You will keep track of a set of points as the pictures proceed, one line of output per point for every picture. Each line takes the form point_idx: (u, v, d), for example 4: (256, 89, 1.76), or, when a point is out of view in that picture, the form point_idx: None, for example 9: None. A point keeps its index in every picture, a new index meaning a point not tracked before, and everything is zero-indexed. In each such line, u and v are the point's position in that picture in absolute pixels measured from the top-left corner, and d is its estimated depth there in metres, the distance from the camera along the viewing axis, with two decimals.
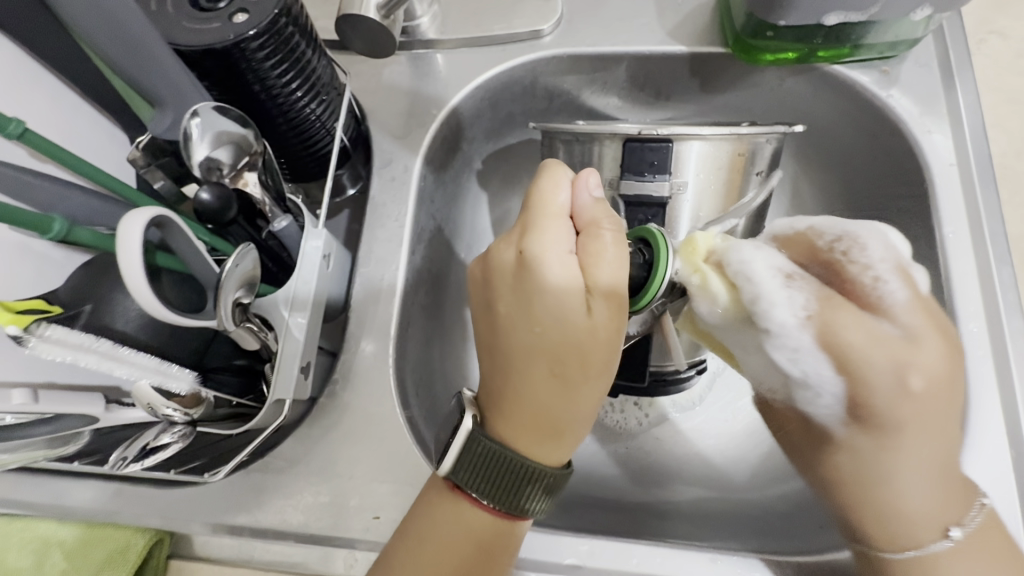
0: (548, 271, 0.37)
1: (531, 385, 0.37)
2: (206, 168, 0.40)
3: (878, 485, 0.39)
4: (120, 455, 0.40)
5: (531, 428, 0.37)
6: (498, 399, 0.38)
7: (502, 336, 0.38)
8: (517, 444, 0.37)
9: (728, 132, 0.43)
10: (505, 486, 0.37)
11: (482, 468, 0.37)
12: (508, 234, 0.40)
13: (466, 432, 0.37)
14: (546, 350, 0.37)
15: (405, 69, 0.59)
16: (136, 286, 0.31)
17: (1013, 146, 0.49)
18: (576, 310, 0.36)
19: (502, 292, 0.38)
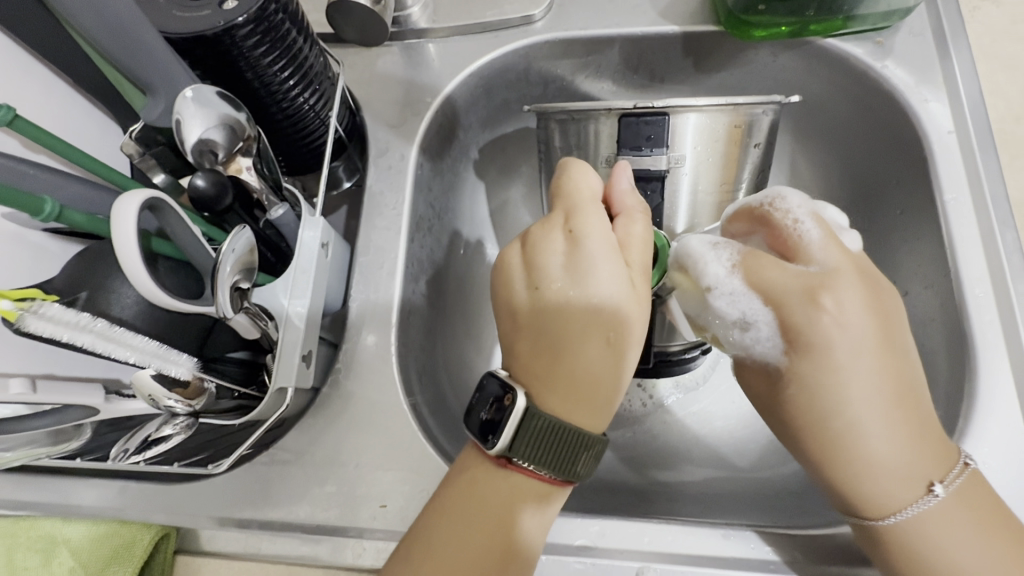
0: (598, 247, 0.38)
1: (584, 356, 0.37)
2: (198, 151, 0.40)
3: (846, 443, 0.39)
4: (122, 448, 0.41)
5: (579, 399, 0.37)
6: (551, 374, 0.38)
7: (549, 314, 0.38)
8: (567, 414, 0.37)
9: (724, 102, 0.43)
10: (564, 457, 0.37)
11: (541, 440, 0.36)
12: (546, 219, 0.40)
13: (521, 408, 0.36)
14: (598, 323, 0.37)
15: (398, 59, 0.59)
16: (132, 270, 0.30)
17: (1013, 112, 0.49)
18: (625, 285, 0.38)
19: (550, 272, 0.38)
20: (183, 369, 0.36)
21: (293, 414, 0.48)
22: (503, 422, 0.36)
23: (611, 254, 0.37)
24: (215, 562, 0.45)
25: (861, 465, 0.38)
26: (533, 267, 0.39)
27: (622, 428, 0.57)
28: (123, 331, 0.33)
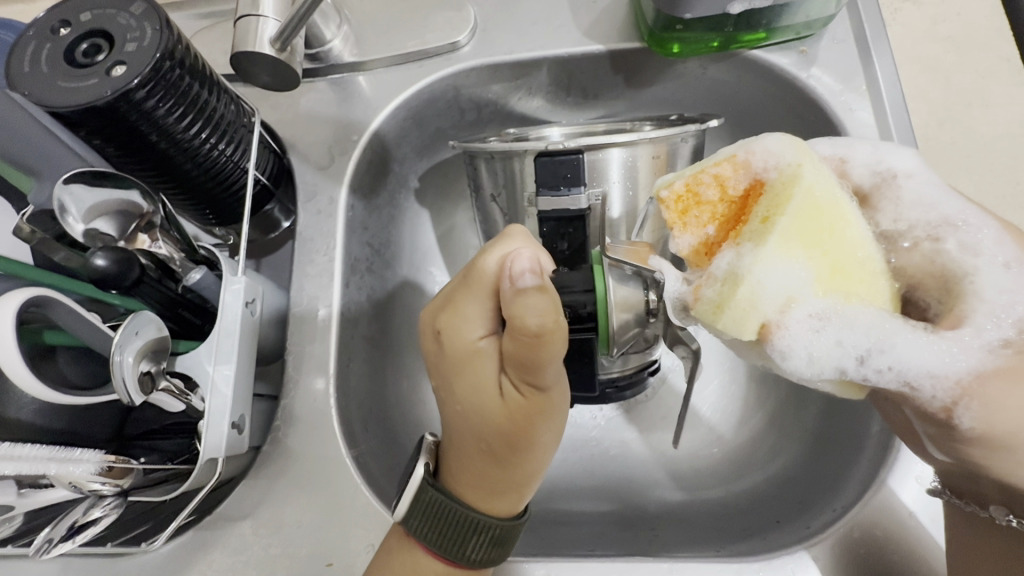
0: (459, 347, 0.37)
1: (464, 455, 0.39)
2: (90, 236, 0.39)
3: None
4: (46, 539, 0.38)
5: (476, 484, 0.39)
6: (446, 449, 0.41)
7: (438, 400, 0.41)
8: (462, 489, 0.39)
9: (638, 138, 0.42)
10: (454, 537, 0.38)
11: (432, 519, 0.38)
12: (437, 302, 0.40)
13: (418, 480, 0.38)
14: (472, 423, 0.38)
15: (323, 95, 0.57)
16: (26, 380, 0.30)
17: (936, 116, 0.49)
18: (494, 389, 0.37)
19: (434, 364, 0.40)
20: (92, 464, 0.34)
21: (235, 474, 0.47)
22: (403, 495, 0.38)
23: (478, 350, 0.37)
24: None
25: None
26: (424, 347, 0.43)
27: (578, 453, 0.56)
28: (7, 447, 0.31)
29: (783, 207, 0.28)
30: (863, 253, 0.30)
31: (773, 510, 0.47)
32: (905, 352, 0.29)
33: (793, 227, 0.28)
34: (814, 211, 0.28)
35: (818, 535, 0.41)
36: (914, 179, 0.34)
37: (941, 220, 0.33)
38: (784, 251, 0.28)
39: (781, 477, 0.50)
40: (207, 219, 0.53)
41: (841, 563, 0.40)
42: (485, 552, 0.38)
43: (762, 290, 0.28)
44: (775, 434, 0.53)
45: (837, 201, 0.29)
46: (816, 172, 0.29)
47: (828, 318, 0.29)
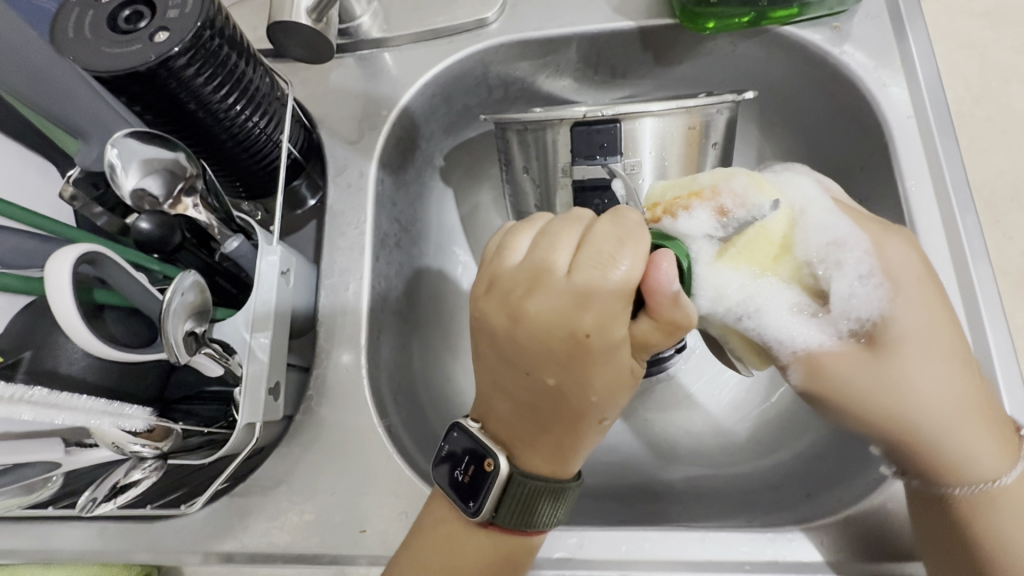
0: (604, 341, 0.34)
1: (566, 438, 0.38)
2: (137, 196, 0.40)
3: (932, 441, 0.38)
4: (90, 497, 0.39)
5: (569, 460, 0.39)
6: (524, 440, 0.38)
7: (536, 395, 0.37)
8: (555, 470, 0.39)
9: (677, 106, 0.42)
10: (540, 513, 0.38)
11: (527, 505, 0.38)
12: (552, 294, 0.34)
13: (507, 475, 0.37)
14: (585, 407, 0.37)
15: (351, 71, 0.57)
16: (77, 333, 0.30)
17: (971, 92, 0.48)
18: (623, 373, 0.36)
19: (549, 361, 0.35)
20: (140, 421, 0.35)
21: (269, 442, 0.48)
22: (489, 487, 0.38)
23: (620, 343, 0.35)
24: None
25: (966, 437, 0.37)
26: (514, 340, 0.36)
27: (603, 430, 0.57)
28: (65, 396, 0.30)
29: (738, 236, 0.36)
30: (795, 266, 0.37)
31: (802, 484, 0.47)
32: (781, 328, 0.38)
33: (743, 253, 0.36)
34: (765, 239, 0.36)
35: (850, 506, 0.41)
36: (823, 203, 0.38)
37: (839, 241, 0.37)
38: (728, 264, 0.36)
39: (810, 452, 0.50)
40: (237, 192, 0.53)
41: (875, 535, 0.40)
42: (558, 515, 0.39)
43: (704, 284, 0.36)
44: (803, 410, 0.52)
45: (792, 235, 0.37)
46: (773, 209, 0.37)
47: (740, 301, 0.37)
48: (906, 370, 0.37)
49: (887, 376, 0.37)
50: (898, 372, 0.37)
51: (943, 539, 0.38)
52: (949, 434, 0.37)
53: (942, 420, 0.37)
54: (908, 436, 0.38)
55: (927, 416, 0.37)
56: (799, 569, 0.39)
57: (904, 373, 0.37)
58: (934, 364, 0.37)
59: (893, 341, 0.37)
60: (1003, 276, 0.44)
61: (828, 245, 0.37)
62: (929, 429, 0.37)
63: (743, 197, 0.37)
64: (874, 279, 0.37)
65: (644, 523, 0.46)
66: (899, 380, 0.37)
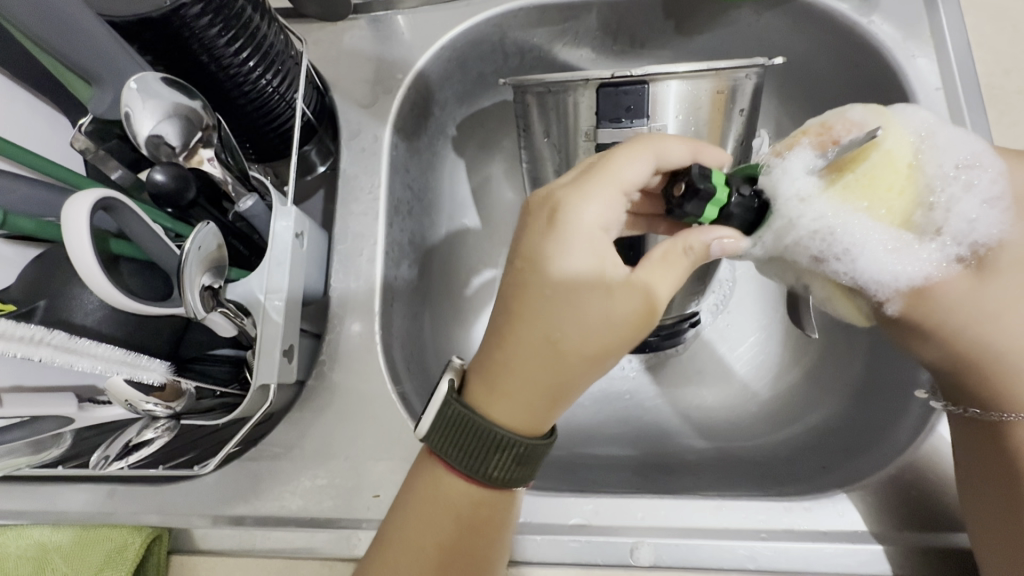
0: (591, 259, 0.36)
1: (530, 374, 0.36)
2: (152, 145, 0.39)
3: (1019, 367, 0.38)
4: (102, 455, 0.38)
5: (530, 407, 0.36)
6: (495, 368, 0.37)
7: (525, 306, 0.36)
8: (515, 413, 0.36)
9: (705, 68, 0.42)
10: (487, 456, 0.36)
11: (469, 440, 0.36)
12: (585, 199, 0.37)
13: (443, 395, 0.37)
14: (564, 341, 0.35)
15: (365, 33, 0.56)
16: (92, 280, 0.29)
17: (1001, 65, 0.48)
18: (610, 311, 0.36)
19: (553, 261, 0.36)
20: (156, 374, 0.35)
21: (280, 408, 0.47)
22: (427, 407, 0.37)
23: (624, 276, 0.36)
24: (210, 561, 0.44)
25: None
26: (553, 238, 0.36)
27: (614, 403, 0.57)
28: (85, 342, 0.31)
29: (860, 162, 0.37)
30: (915, 198, 0.38)
31: (816, 458, 0.47)
32: (878, 268, 0.39)
33: (860, 180, 0.37)
34: (889, 167, 0.37)
35: (866, 477, 0.41)
36: (948, 129, 0.39)
37: (966, 164, 0.39)
38: (837, 193, 0.37)
39: (822, 426, 0.50)
40: (247, 154, 0.52)
41: (894, 506, 0.40)
42: (505, 472, 0.36)
43: (816, 207, 0.38)
44: (817, 386, 0.52)
45: (911, 162, 0.38)
46: (887, 135, 0.37)
47: (851, 220, 0.38)
48: (1002, 292, 0.39)
49: (991, 299, 0.39)
50: (998, 291, 0.39)
51: (990, 497, 0.37)
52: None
53: None
54: (991, 355, 0.38)
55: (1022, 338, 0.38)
56: (816, 538, 0.39)
57: (1005, 298, 0.38)
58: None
59: (998, 263, 0.39)
60: None
61: (956, 167, 0.39)
62: (1021, 353, 0.38)
63: (860, 125, 0.38)
64: (994, 205, 0.39)
65: (658, 492, 0.46)
66: (1007, 298, 0.38)
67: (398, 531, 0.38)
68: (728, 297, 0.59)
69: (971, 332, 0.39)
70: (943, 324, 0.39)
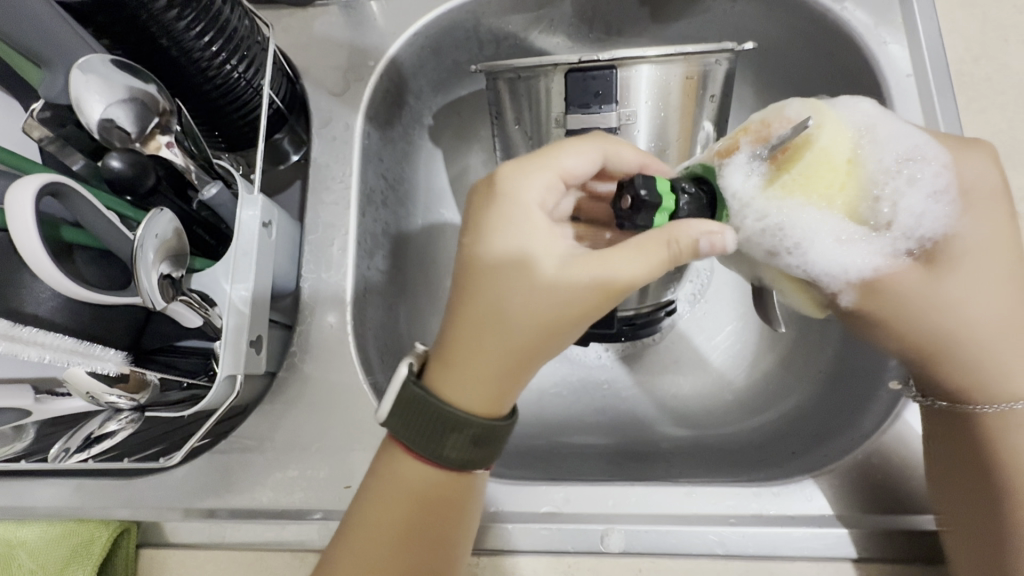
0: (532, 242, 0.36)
1: (481, 349, 0.36)
2: (104, 129, 0.38)
3: (987, 351, 0.38)
4: (62, 448, 0.39)
5: (483, 384, 0.36)
6: (450, 353, 0.37)
7: (474, 287, 0.36)
8: (470, 393, 0.36)
9: (674, 52, 0.42)
10: (442, 437, 0.36)
11: (419, 416, 0.36)
12: (518, 179, 0.36)
13: (401, 378, 0.36)
14: (513, 317, 0.35)
15: (337, 20, 0.55)
16: (41, 269, 0.29)
17: (971, 51, 0.48)
18: (559, 288, 0.35)
19: (496, 241, 0.36)
20: (112, 364, 0.35)
21: (250, 401, 0.47)
22: (387, 393, 0.37)
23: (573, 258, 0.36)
24: (181, 554, 0.43)
25: (1009, 353, 0.38)
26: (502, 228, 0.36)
27: (592, 392, 0.57)
28: (29, 331, 0.31)
29: (795, 162, 0.34)
30: (859, 192, 0.35)
31: (787, 444, 0.47)
32: (833, 263, 0.36)
33: (798, 178, 0.34)
34: (825, 163, 0.34)
35: (835, 462, 0.42)
36: (891, 122, 0.37)
37: (914, 152, 0.37)
38: (777, 193, 0.35)
39: (795, 413, 0.50)
40: (217, 144, 0.51)
41: (861, 490, 0.41)
42: (462, 452, 0.36)
43: (755, 210, 0.36)
44: (791, 374, 0.53)
45: (851, 155, 0.35)
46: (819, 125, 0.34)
47: (800, 212, 0.35)
48: (954, 283, 0.37)
49: (955, 292, 0.37)
50: (949, 283, 0.37)
51: (963, 498, 0.38)
52: (993, 352, 0.38)
53: (1002, 333, 0.37)
54: (960, 341, 0.38)
55: (979, 330, 0.37)
56: (783, 522, 0.40)
57: (964, 289, 0.37)
58: (991, 279, 0.37)
59: (954, 252, 0.37)
60: None
61: (901, 160, 0.36)
62: (987, 336, 0.37)
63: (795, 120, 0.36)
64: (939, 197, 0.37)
65: (640, 479, 0.46)
66: (969, 286, 0.37)
67: (365, 503, 0.38)
68: (705, 287, 0.59)
69: (933, 320, 0.38)
70: (901, 318, 0.38)
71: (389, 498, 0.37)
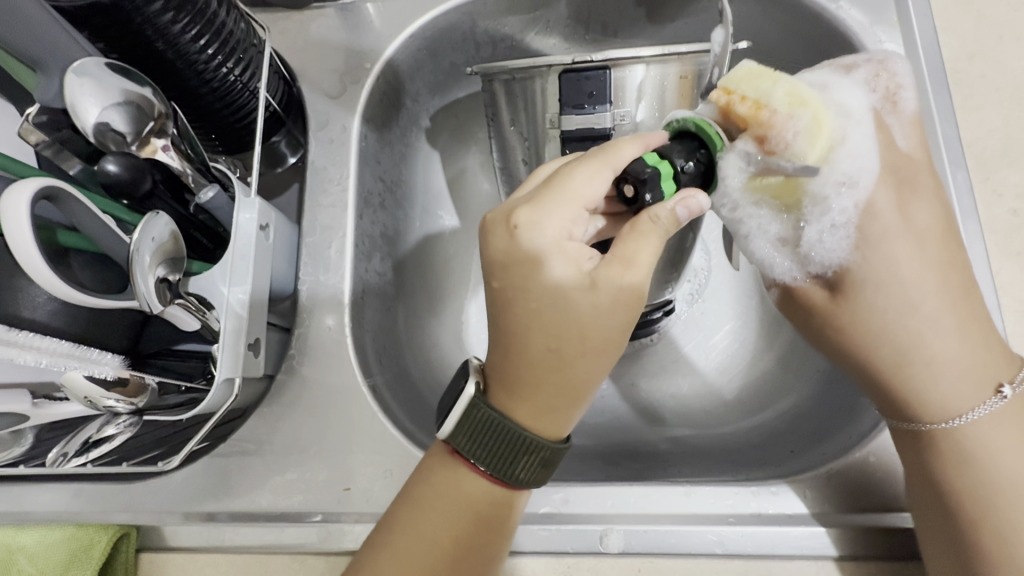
0: (559, 269, 0.35)
1: (543, 374, 0.36)
2: (99, 132, 0.38)
3: (922, 362, 0.38)
4: (61, 452, 0.39)
5: (548, 407, 0.36)
6: (511, 385, 0.36)
7: (522, 321, 0.36)
8: (538, 420, 0.36)
9: (668, 52, 0.42)
10: (512, 459, 0.36)
11: (483, 437, 0.36)
12: (528, 212, 0.36)
13: (467, 398, 0.36)
14: (565, 341, 0.35)
15: (333, 22, 0.55)
16: (39, 275, 0.29)
17: (966, 49, 0.48)
18: (604, 305, 0.35)
19: (532, 273, 0.35)
20: (109, 368, 0.36)
21: (249, 404, 0.47)
22: (451, 410, 0.37)
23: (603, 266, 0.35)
24: (181, 558, 0.43)
25: (944, 366, 0.38)
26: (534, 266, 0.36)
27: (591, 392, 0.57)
28: (28, 335, 0.31)
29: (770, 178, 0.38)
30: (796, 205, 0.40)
31: (786, 443, 0.47)
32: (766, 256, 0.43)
33: (769, 189, 0.39)
34: (793, 185, 0.39)
35: (834, 460, 0.42)
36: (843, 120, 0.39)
37: (847, 166, 0.38)
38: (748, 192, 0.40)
39: (794, 412, 0.50)
40: (214, 147, 0.50)
41: (858, 488, 0.41)
42: (533, 472, 0.37)
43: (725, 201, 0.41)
44: (789, 373, 0.53)
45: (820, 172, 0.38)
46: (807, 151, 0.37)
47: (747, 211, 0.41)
48: (875, 298, 0.39)
49: (884, 303, 0.39)
50: (870, 296, 0.39)
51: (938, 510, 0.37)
52: (930, 364, 0.38)
53: (940, 344, 0.38)
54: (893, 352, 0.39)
55: (913, 341, 0.38)
56: (783, 521, 0.39)
57: (889, 301, 0.38)
58: (919, 290, 0.38)
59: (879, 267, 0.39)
60: (992, 236, 0.44)
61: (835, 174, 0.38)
62: (920, 349, 0.38)
63: (795, 136, 0.37)
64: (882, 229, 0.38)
65: (640, 479, 0.46)
66: (895, 298, 0.38)
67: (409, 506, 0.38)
68: (704, 287, 0.59)
69: (856, 332, 0.40)
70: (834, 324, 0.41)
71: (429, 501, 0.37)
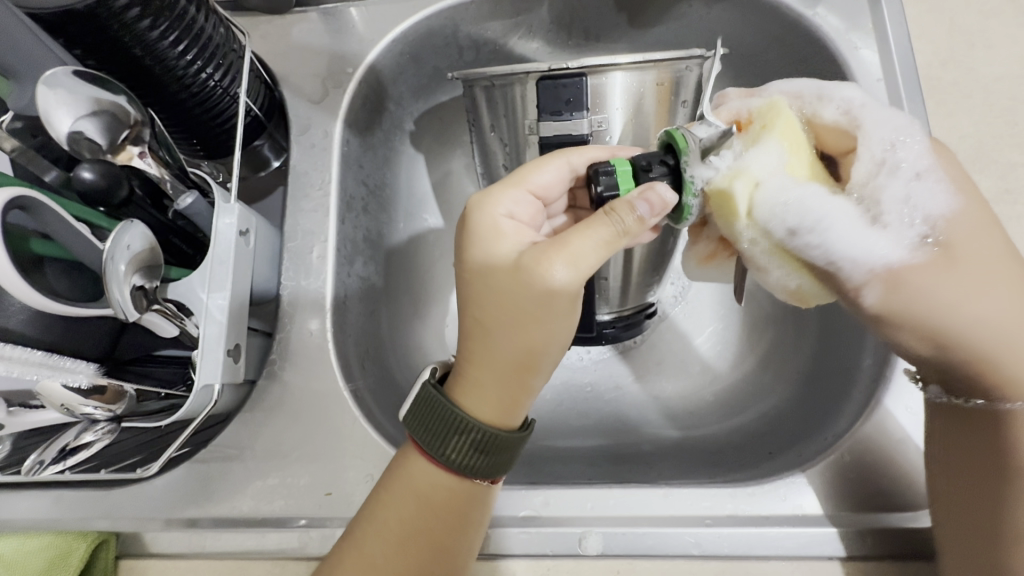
0: (500, 246, 0.38)
1: (479, 353, 0.37)
2: (73, 142, 0.38)
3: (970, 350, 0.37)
4: (37, 459, 0.39)
5: (482, 387, 0.37)
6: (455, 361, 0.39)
7: (467, 298, 0.39)
8: (472, 399, 0.37)
9: (645, 59, 0.42)
10: (445, 437, 0.37)
11: (426, 417, 0.37)
12: (484, 197, 0.41)
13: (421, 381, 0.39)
14: (498, 318, 0.37)
15: (315, 26, 0.55)
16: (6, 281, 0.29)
17: (939, 56, 0.49)
18: (536, 284, 0.36)
19: (477, 252, 0.39)
20: (85, 376, 0.36)
21: (231, 409, 0.47)
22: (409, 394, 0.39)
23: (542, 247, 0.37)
24: (160, 564, 0.43)
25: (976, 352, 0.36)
26: (493, 241, 0.39)
27: (574, 394, 0.57)
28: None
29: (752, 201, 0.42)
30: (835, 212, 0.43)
31: (764, 443, 0.48)
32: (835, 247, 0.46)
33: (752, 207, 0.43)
34: None
35: (811, 460, 0.42)
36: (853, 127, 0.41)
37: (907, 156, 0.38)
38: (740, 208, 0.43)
39: (773, 413, 0.51)
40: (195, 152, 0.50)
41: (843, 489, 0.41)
42: (469, 458, 0.37)
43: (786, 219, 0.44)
44: (768, 374, 0.54)
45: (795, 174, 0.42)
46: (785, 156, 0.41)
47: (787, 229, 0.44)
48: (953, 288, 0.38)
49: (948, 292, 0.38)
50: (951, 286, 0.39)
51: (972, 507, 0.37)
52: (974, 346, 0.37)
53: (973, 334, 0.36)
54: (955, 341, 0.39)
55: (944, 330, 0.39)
56: (758, 522, 0.40)
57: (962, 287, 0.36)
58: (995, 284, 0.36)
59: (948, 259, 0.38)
60: None
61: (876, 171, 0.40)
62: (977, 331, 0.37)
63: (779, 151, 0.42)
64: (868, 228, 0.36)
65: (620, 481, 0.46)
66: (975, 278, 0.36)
67: (379, 506, 0.38)
68: (687, 288, 0.60)
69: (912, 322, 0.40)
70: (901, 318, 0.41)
71: (401, 500, 0.38)
